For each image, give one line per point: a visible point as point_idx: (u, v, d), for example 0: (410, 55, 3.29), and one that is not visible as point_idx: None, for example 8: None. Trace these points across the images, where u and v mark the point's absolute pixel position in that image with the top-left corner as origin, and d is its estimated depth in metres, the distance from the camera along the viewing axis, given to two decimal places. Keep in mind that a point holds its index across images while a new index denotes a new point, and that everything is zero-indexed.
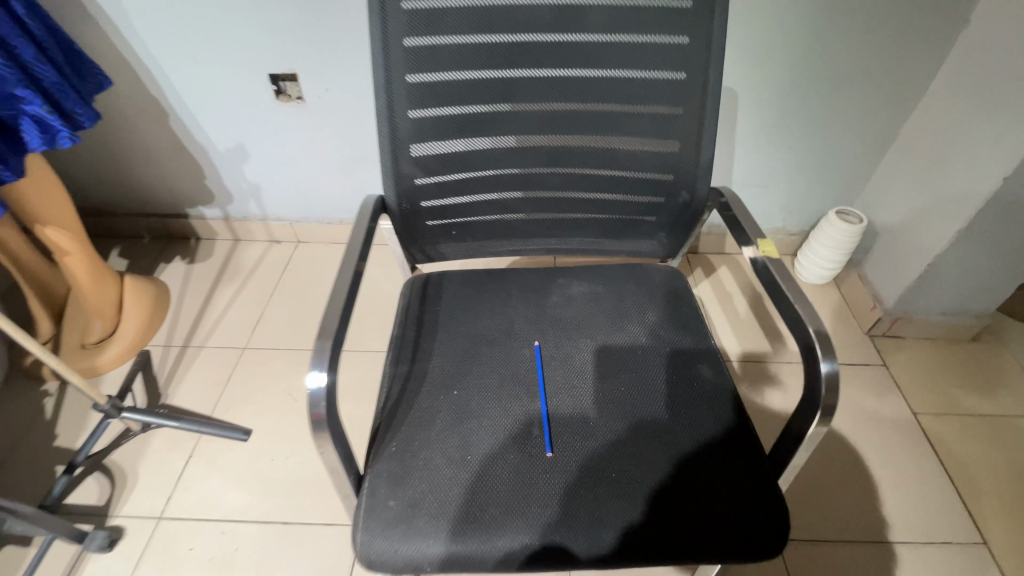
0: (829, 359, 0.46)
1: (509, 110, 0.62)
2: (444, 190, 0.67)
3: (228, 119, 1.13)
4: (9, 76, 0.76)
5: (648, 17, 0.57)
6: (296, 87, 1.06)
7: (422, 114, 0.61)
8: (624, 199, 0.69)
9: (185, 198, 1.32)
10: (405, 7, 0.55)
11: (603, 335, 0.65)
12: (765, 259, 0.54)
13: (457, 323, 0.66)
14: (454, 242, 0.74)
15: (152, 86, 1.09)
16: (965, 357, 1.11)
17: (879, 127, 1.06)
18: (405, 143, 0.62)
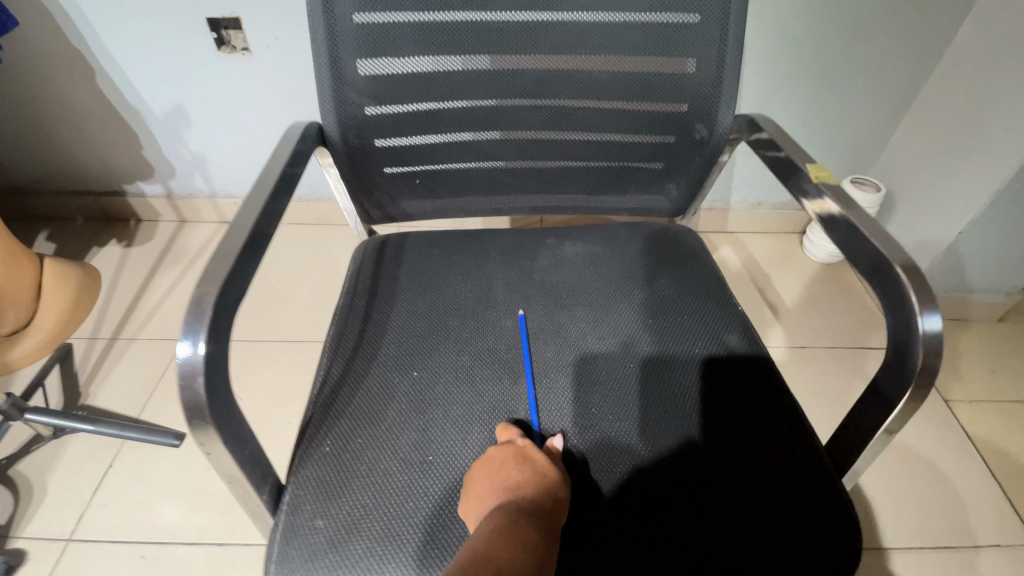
0: (932, 307, 0.34)
1: (486, 21, 0.49)
2: (403, 125, 0.54)
3: (162, 76, 0.98)
4: None
5: None
6: (242, 37, 0.92)
7: (368, 19, 0.47)
8: (625, 140, 0.57)
9: (121, 172, 1.16)
10: None
11: (602, 303, 0.52)
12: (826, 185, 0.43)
13: (420, 290, 0.53)
14: (419, 196, 0.60)
15: (69, 35, 0.93)
16: (996, 337, 1.02)
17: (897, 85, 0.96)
18: (349, 59, 0.49)
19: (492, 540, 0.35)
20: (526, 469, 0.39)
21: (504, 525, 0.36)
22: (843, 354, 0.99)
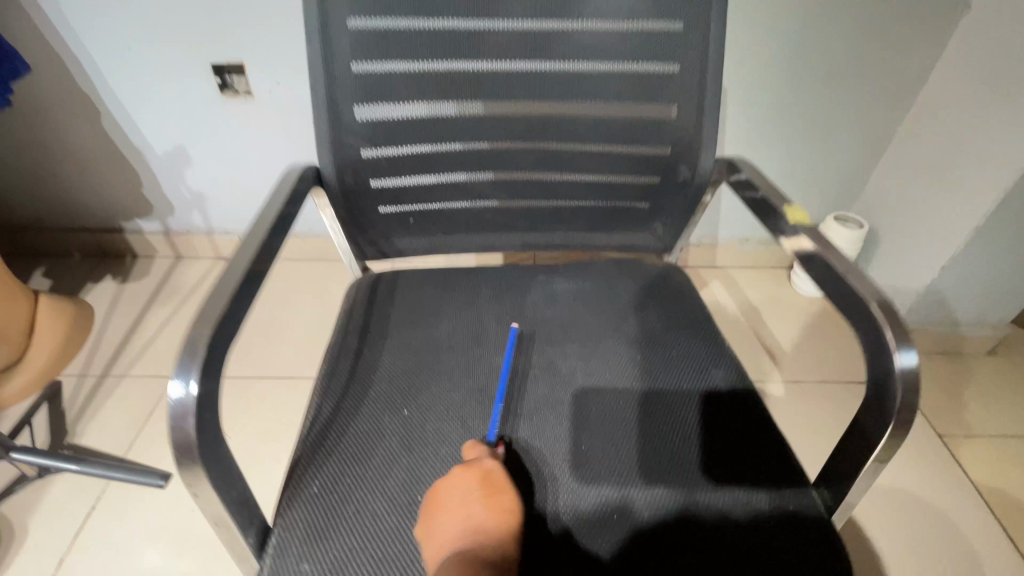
0: (908, 345, 0.35)
1: (478, 70, 0.52)
2: (398, 165, 0.55)
3: (166, 117, 1.01)
4: None
5: None
6: (244, 80, 0.96)
7: (365, 68, 0.50)
8: (612, 180, 0.59)
9: (120, 209, 1.18)
10: None
11: (591, 339, 0.53)
12: (801, 228, 0.44)
13: (411, 327, 0.53)
14: (412, 234, 0.62)
15: (79, 79, 0.96)
16: (984, 370, 1.02)
17: (874, 127, 1.00)
18: (346, 104, 0.51)
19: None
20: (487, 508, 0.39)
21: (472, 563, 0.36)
22: (836, 389, 0.99)
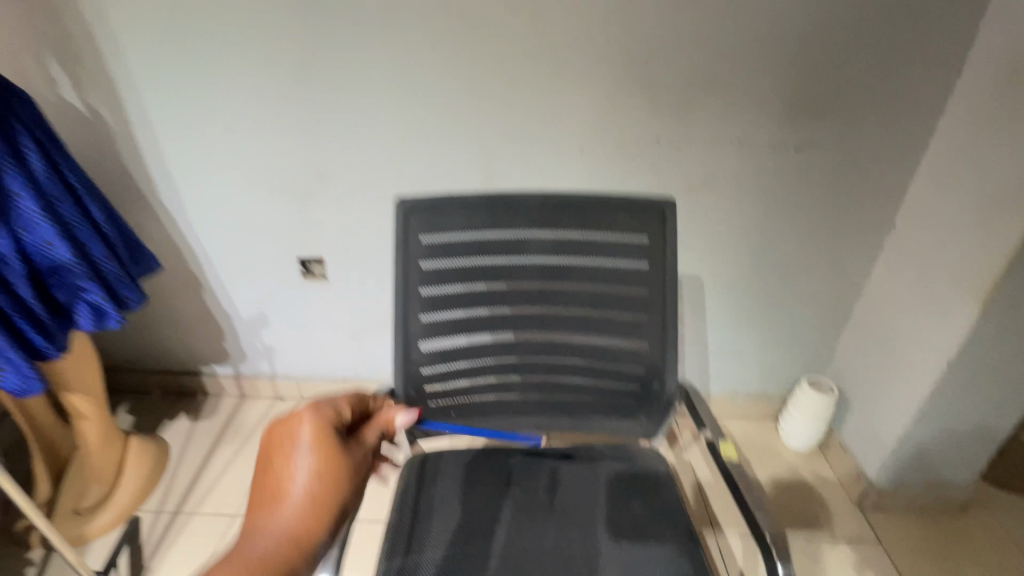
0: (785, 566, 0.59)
1: (507, 313, 0.76)
2: (447, 375, 0.77)
3: (256, 292, 1.27)
4: (79, 271, 0.87)
5: (614, 249, 0.74)
6: (321, 266, 1.21)
7: (432, 316, 0.74)
8: (604, 385, 0.79)
9: (203, 357, 1.41)
10: (424, 241, 0.71)
11: (590, 526, 0.69)
12: (728, 461, 0.69)
13: (451, 510, 0.71)
14: (453, 421, 0.81)
15: (196, 266, 1.24)
16: (958, 530, 1.12)
17: (834, 308, 1.20)
18: (416, 339, 0.74)
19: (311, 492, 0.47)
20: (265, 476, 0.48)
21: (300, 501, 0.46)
22: (819, 545, 1.11)
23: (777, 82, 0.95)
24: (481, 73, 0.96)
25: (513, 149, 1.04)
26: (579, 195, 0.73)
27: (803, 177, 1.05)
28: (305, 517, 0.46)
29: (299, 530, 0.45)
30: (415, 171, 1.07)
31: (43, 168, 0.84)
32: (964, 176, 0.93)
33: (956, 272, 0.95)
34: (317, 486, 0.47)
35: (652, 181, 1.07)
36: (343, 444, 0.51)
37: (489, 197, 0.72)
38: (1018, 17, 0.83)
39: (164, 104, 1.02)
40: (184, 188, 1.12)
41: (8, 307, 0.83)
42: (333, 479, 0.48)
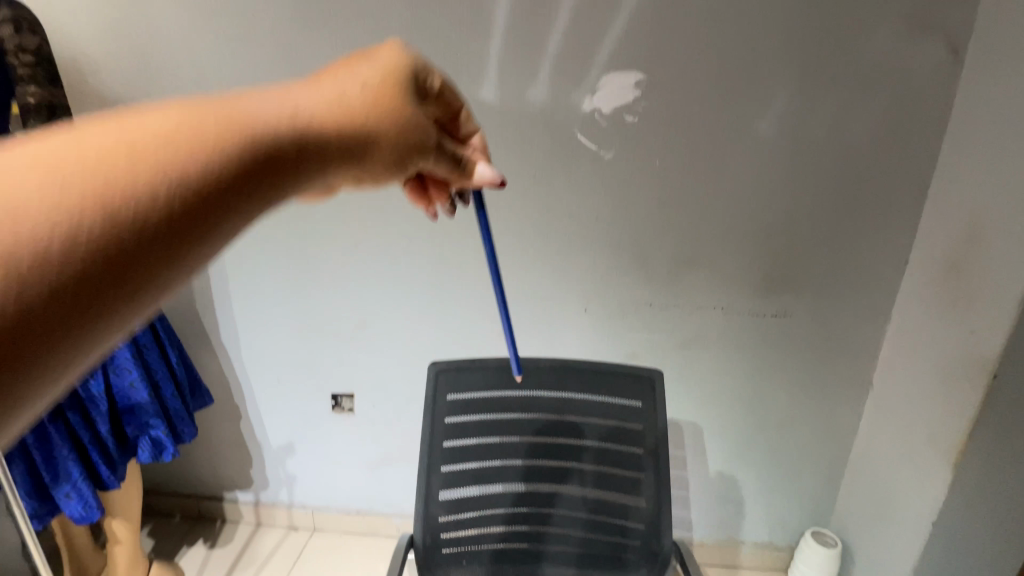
0: None
1: (519, 464, 0.86)
2: (461, 522, 0.86)
3: (289, 423, 1.37)
4: (150, 410, 1.06)
5: (613, 410, 0.86)
6: (351, 401, 1.33)
7: (452, 467, 0.85)
8: (606, 538, 0.86)
9: (227, 483, 1.48)
10: (449, 399, 0.85)
11: None
12: None
13: None
14: (465, 569, 0.87)
15: (239, 397, 1.35)
16: None
17: (828, 458, 1.28)
18: (437, 488, 0.84)
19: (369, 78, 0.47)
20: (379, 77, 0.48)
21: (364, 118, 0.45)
22: None
23: (753, 263, 1.13)
24: (504, 249, 1.15)
25: (527, 309, 1.20)
26: (581, 364, 0.87)
27: (782, 340, 1.20)
28: (376, 105, 0.46)
29: (365, 99, 0.45)
30: (445, 322, 1.22)
31: (141, 323, 1.06)
32: (926, 347, 1.05)
33: (931, 435, 1.03)
34: (373, 89, 0.46)
35: (649, 337, 1.21)
36: (411, 100, 0.49)
37: (505, 363, 0.87)
38: (948, 224, 1.01)
39: (240, 261, 1.19)
40: (243, 330, 1.27)
41: (89, 440, 1.02)
42: (383, 103, 0.46)
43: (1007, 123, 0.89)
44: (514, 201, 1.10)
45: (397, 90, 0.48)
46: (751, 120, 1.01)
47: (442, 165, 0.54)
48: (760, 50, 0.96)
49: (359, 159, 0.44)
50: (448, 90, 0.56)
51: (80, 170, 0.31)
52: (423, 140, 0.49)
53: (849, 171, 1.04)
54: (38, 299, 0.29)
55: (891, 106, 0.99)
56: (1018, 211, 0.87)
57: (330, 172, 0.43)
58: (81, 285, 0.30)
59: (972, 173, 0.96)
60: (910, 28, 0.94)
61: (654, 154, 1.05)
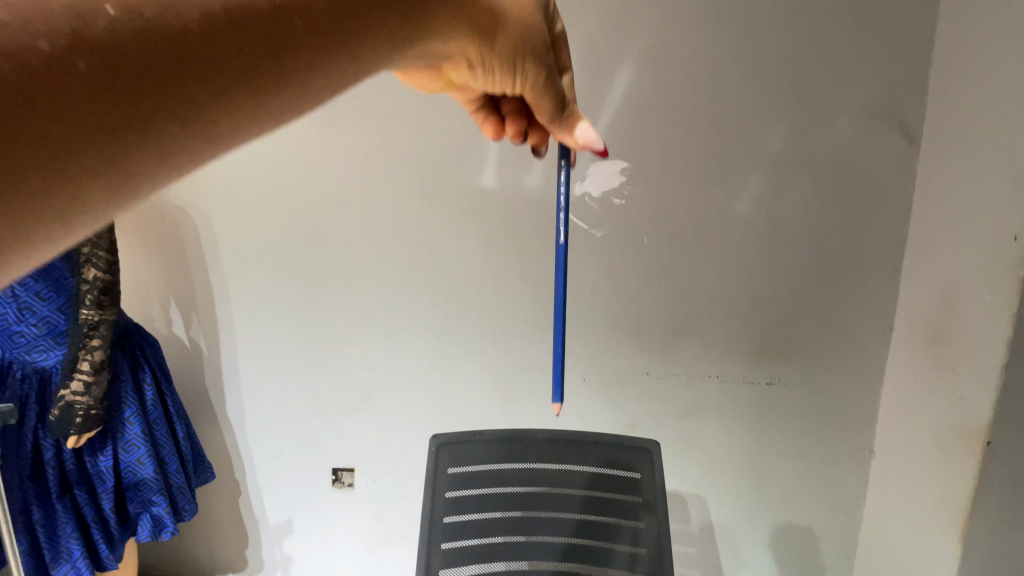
0: None
1: (521, 540, 0.86)
2: None
3: (287, 500, 1.35)
4: (153, 487, 1.10)
5: (608, 481, 0.90)
6: (351, 476, 1.32)
7: (452, 544, 0.84)
8: None
9: (222, 565, 1.44)
10: (451, 471, 0.89)
11: None
12: None
13: None
14: None
15: (239, 472, 1.34)
16: None
17: (835, 529, 1.27)
18: (436, 567, 0.83)
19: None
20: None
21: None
22: None
23: (744, 333, 1.17)
24: (504, 321, 1.20)
25: (527, 379, 1.23)
26: (580, 435, 0.94)
27: (779, 408, 1.21)
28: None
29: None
30: (447, 393, 1.25)
31: (153, 399, 1.11)
32: (923, 414, 1.07)
33: (937, 505, 1.02)
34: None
35: (648, 406, 1.23)
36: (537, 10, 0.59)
37: (507, 434, 0.93)
38: (927, 293, 1.06)
39: (252, 336, 1.24)
40: (248, 404, 1.29)
41: (92, 517, 1.08)
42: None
43: (965, 202, 0.97)
44: (513, 276, 1.16)
45: (528, 9, 0.57)
46: (730, 200, 1.10)
47: (545, 99, 0.60)
48: (734, 140, 1.06)
49: (484, 32, 0.54)
50: (562, 41, 0.66)
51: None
52: (540, 46, 0.58)
53: (826, 245, 1.11)
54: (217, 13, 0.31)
55: (858, 187, 1.08)
56: (988, 283, 0.92)
57: (461, 22, 0.51)
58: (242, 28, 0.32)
59: (940, 247, 1.03)
60: (867, 119, 1.05)
61: (642, 233, 1.12)
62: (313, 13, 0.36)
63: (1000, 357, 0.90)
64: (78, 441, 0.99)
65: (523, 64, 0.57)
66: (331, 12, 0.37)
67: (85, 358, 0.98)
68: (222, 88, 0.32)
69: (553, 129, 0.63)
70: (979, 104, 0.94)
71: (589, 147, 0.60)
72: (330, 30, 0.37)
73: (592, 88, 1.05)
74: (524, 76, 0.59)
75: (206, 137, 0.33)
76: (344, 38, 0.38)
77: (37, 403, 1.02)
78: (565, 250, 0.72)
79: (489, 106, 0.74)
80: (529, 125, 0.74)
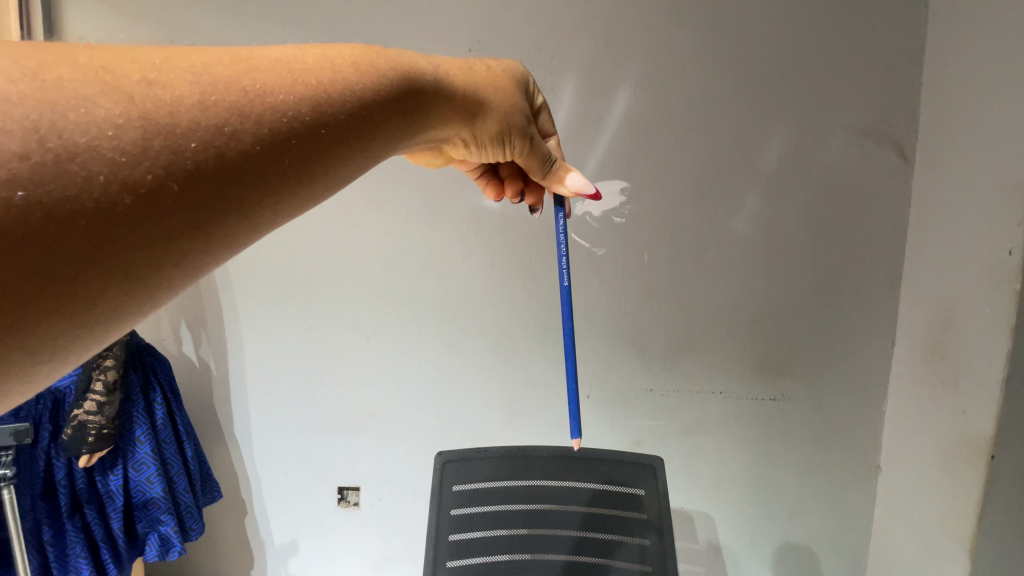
0: None
1: (526, 559, 0.86)
2: None
3: (292, 520, 1.35)
4: (161, 506, 1.11)
5: (609, 497, 0.90)
6: (357, 494, 1.32)
7: (457, 562, 0.85)
8: None
9: None
10: (455, 488, 0.90)
11: None
12: None
13: None
14: None
15: (245, 492, 1.35)
16: None
17: (844, 547, 1.26)
18: None
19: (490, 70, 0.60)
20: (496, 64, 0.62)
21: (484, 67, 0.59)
22: None
23: (746, 348, 1.18)
24: (507, 339, 1.21)
25: (532, 397, 1.24)
26: (583, 451, 0.94)
27: (784, 423, 1.22)
28: (491, 78, 0.59)
29: (485, 72, 0.59)
30: (452, 410, 1.26)
31: (163, 418, 1.13)
32: (928, 428, 1.07)
33: (945, 519, 1.02)
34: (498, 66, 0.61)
35: (653, 423, 1.24)
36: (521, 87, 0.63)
37: (510, 451, 0.94)
38: (926, 307, 1.07)
39: (259, 356, 1.26)
40: (255, 424, 1.30)
41: (102, 536, 1.09)
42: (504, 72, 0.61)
43: (960, 218, 0.99)
44: (516, 294, 1.18)
45: (509, 88, 0.60)
46: (728, 218, 1.12)
47: (534, 163, 0.63)
48: (730, 159, 1.09)
49: (472, 116, 0.56)
50: (543, 111, 0.70)
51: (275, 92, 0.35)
52: (522, 118, 0.60)
53: (824, 261, 1.13)
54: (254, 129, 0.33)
55: (855, 203, 1.10)
56: (985, 296, 0.94)
57: (453, 112, 0.53)
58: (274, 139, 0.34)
59: (937, 262, 1.04)
60: (860, 138, 1.07)
61: (643, 250, 1.14)
62: (336, 123, 0.38)
63: (999, 370, 0.91)
64: (89, 460, 1.00)
65: (510, 138, 0.59)
66: (351, 119, 0.39)
67: (98, 379, 1.01)
68: (272, 194, 0.35)
69: (546, 183, 0.66)
70: (968, 124, 0.96)
71: (582, 193, 0.63)
72: (349, 135, 0.39)
73: (592, 110, 1.08)
74: (513, 146, 0.61)
75: (255, 233, 0.36)
76: (363, 137, 0.41)
77: (51, 423, 1.04)
78: (569, 293, 0.72)
79: (488, 172, 0.77)
80: (527, 186, 0.77)
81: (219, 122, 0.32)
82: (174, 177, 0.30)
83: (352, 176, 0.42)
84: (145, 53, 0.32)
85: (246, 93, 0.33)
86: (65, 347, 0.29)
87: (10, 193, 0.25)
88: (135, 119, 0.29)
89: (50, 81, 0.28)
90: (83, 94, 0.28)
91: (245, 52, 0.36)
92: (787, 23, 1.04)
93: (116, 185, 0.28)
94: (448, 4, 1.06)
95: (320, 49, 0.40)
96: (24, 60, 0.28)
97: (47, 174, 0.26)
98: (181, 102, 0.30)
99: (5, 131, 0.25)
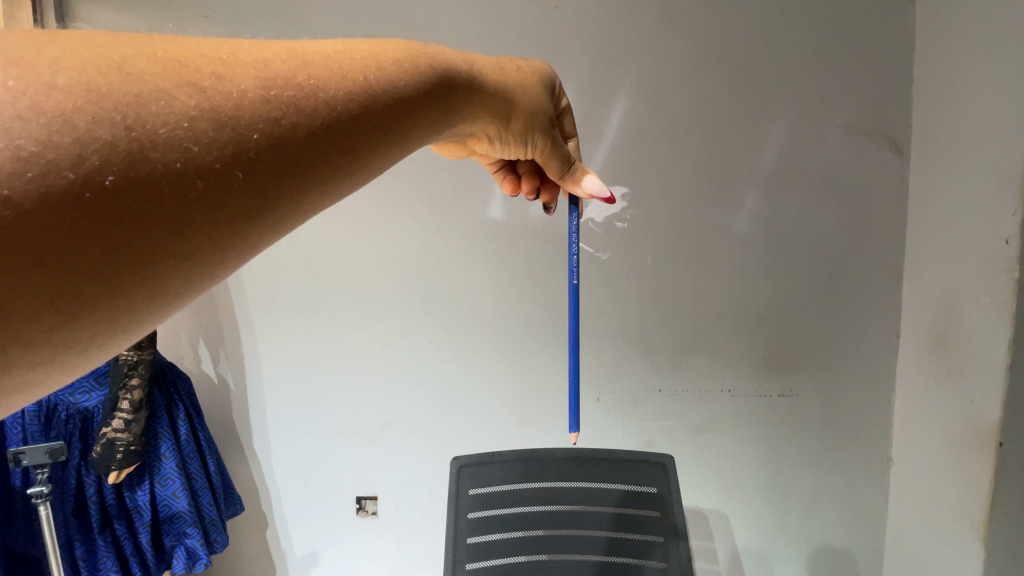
0: None
1: (543, 559, 0.89)
2: None
3: (312, 531, 1.37)
4: (187, 519, 1.14)
5: (634, 499, 0.92)
6: (374, 504, 1.35)
7: (476, 564, 0.87)
8: None
9: None
10: (472, 492, 0.92)
11: None
12: None
13: None
14: None
15: (266, 505, 1.37)
16: None
17: (861, 540, 1.27)
18: None
19: (522, 69, 0.62)
20: (526, 64, 0.64)
21: (514, 66, 0.62)
22: None
23: (751, 346, 1.20)
24: (516, 344, 1.24)
25: (542, 401, 1.26)
26: (597, 453, 0.96)
27: (793, 419, 1.23)
28: (520, 76, 0.62)
29: (514, 71, 0.61)
30: (465, 417, 1.29)
31: (187, 433, 1.16)
32: (935, 417, 1.08)
33: (956, 506, 1.03)
34: (528, 67, 0.64)
35: (663, 423, 1.25)
36: (546, 87, 0.65)
37: (525, 454, 0.96)
38: (927, 299, 1.09)
39: (278, 369, 1.29)
40: (274, 437, 1.32)
41: (130, 550, 1.13)
42: (534, 74, 0.64)
43: (957, 211, 1.01)
44: (524, 300, 1.21)
45: (537, 89, 0.63)
46: (727, 219, 1.14)
47: (554, 161, 0.66)
48: (729, 161, 1.12)
49: (500, 113, 0.58)
50: (567, 112, 0.72)
51: (329, 90, 0.37)
52: (546, 120, 0.63)
53: (825, 256, 1.15)
54: (309, 127, 0.35)
55: (852, 199, 1.12)
56: (983, 285, 0.96)
57: (484, 107, 0.55)
58: (327, 137, 0.37)
59: (936, 255, 1.06)
60: (854, 135, 1.09)
61: (646, 254, 1.17)
62: (381, 116, 0.40)
63: (1002, 358, 0.93)
64: (118, 475, 1.04)
65: (533, 136, 0.62)
66: (392, 114, 0.42)
67: (125, 397, 1.05)
68: (322, 185, 0.37)
69: (562, 183, 0.69)
70: (960, 118, 0.99)
71: (597, 195, 0.66)
72: (390, 128, 0.41)
73: (591, 119, 1.11)
74: (535, 145, 0.64)
75: (302, 215, 0.38)
76: (402, 131, 0.43)
77: (80, 442, 1.09)
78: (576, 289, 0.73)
79: (506, 167, 0.81)
80: (543, 183, 0.80)
81: (277, 115, 0.34)
82: (239, 166, 0.32)
83: (387, 167, 0.44)
84: (211, 46, 0.34)
85: (302, 89, 0.36)
86: (136, 318, 0.31)
87: (101, 178, 0.27)
88: (205, 111, 0.31)
89: (133, 73, 0.30)
90: (160, 85, 0.30)
91: (300, 47, 0.38)
92: (776, 28, 1.07)
93: (191, 172, 0.30)
94: (449, 27, 1.10)
95: (366, 45, 0.43)
96: (109, 53, 0.30)
97: (133, 160, 0.28)
98: (245, 98, 0.33)
99: (97, 119, 0.28)
